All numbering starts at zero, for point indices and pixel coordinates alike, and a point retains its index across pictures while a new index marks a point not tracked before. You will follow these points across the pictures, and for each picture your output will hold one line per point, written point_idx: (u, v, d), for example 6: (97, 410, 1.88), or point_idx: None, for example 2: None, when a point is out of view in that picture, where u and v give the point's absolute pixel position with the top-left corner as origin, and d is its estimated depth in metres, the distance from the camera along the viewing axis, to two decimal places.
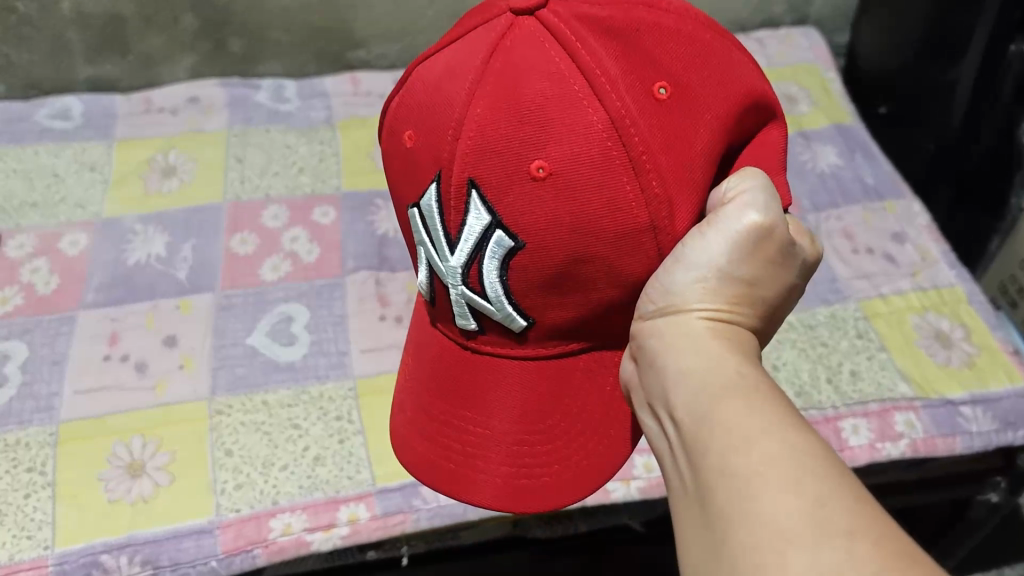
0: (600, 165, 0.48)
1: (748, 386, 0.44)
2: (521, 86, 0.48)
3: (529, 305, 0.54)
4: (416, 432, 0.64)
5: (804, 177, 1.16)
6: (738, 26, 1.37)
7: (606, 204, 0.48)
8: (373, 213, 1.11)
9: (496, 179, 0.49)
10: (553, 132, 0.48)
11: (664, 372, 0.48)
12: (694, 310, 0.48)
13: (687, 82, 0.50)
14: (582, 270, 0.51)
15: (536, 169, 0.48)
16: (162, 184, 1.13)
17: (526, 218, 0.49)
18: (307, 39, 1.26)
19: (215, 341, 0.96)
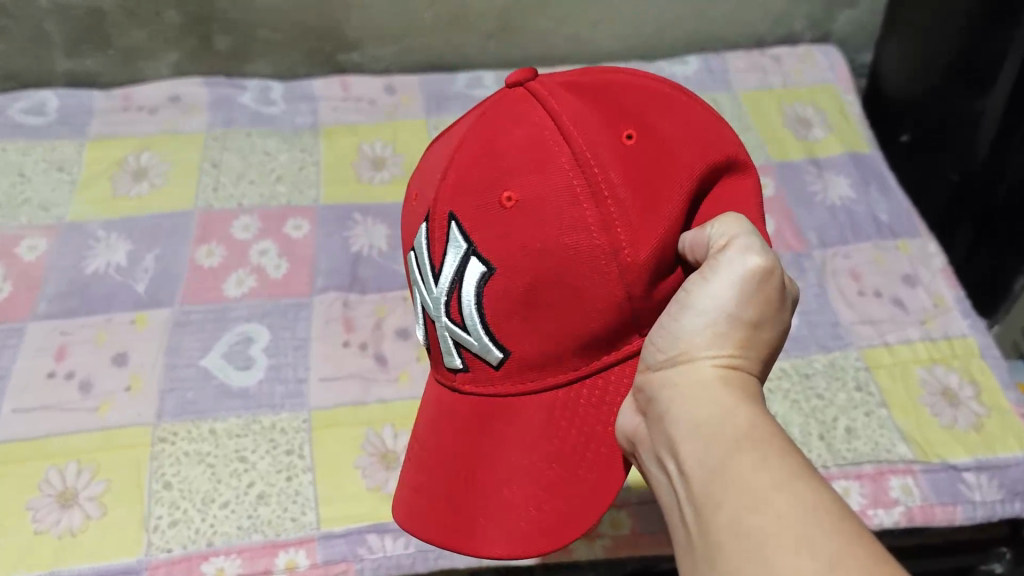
0: (566, 196, 0.47)
1: (756, 436, 0.41)
2: (500, 131, 0.50)
3: (505, 339, 0.51)
4: (408, 485, 0.59)
5: (813, 209, 1.08)
6: (756, 41, 1.29)
7: (572, 232, 0.47)
8: (350, 228, 1.05)
9: (470, 212, 0.49)
10: (524, 166, 0.48)
11: (669, 423, 0.45)
12: (699, 355, 0.46)
13: (660, 126, 0.49)
14: (554, 299, 0.48)
15: (505, 198, 0.48)
16: (133, 187, 1.07)
17: (495, 245, 0.48)
18: (298, 36, 1.18)
19: (168, 360, 0.91)
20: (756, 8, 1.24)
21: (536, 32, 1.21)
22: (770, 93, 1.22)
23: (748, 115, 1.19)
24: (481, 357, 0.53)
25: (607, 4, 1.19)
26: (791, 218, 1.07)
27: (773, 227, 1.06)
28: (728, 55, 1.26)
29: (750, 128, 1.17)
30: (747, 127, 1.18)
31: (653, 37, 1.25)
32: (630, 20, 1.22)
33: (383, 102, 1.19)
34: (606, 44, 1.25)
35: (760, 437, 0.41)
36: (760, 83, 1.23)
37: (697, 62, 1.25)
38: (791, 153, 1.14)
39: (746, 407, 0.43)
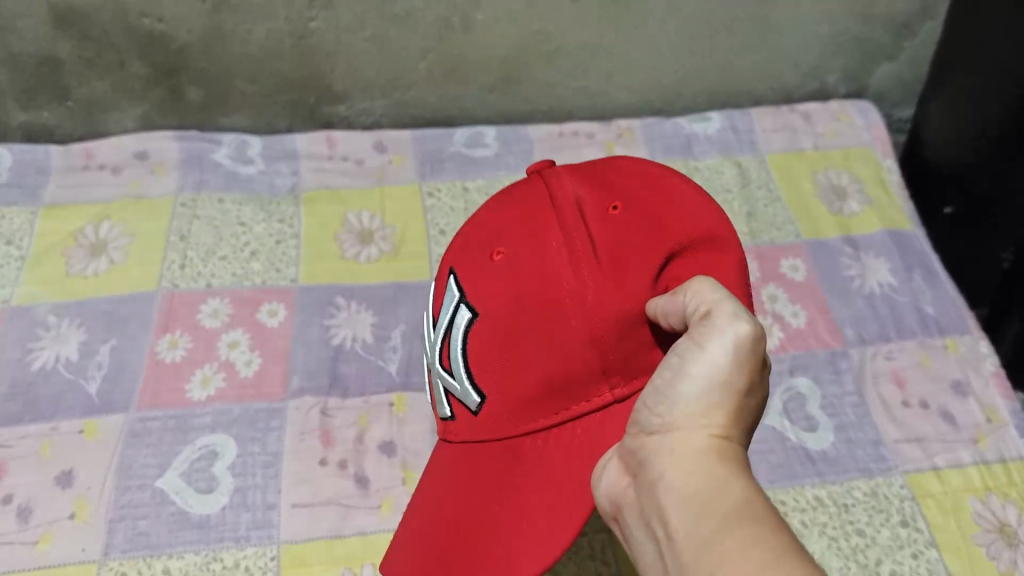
0: (547, 255, 0.50)
1: (751, 514, 0.37)
2: (507, 207, 0.55)
3: (483, 385, 0.52)
4: (402, 537, 0.58)
5: (849, 299, 0.97)
6: (784, 95, 1.17)
7: (546, 285, 0.49)
8: (330, 316, 0.93)
9: (467, 267, 0.54)
10: (517, 231, 0.52)
11: (659, 493, 0.40)
12: (692, 421, 0.41)
13: (649, 200, 0.51)
14: (528, 347, 0.50)
15: (495, 255, 0.53)
16: (90, 264, 0.96)
17: (480, 294, 0.52)
18: (278, 89, 1.06)
19: (120, 481, 0.80)
20: (786, 60, 1.12)
21: (541, 84, 1.10)
22: (801, 157, 1.10)
23: (777, 182, 1.08)
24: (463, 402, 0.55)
25: (622, 55, 1.08)
26: (825, 310, 0.96)
27: (805, 321, 0.95)
28: (753, 110, 1.14)
29: (779, 198, 1.06)
30: (777, 198, 1.06)
31: (672, 89, 1.13)
32: (647, 73, 1.11)
33: (372, 162, 1.08)
34: (619, 97, 1.13)
35: (755, 516, 0.36)
36: (790, 145, 1.11)
37: (720, 119, 1.13)
38: (826, 231, 1.03)
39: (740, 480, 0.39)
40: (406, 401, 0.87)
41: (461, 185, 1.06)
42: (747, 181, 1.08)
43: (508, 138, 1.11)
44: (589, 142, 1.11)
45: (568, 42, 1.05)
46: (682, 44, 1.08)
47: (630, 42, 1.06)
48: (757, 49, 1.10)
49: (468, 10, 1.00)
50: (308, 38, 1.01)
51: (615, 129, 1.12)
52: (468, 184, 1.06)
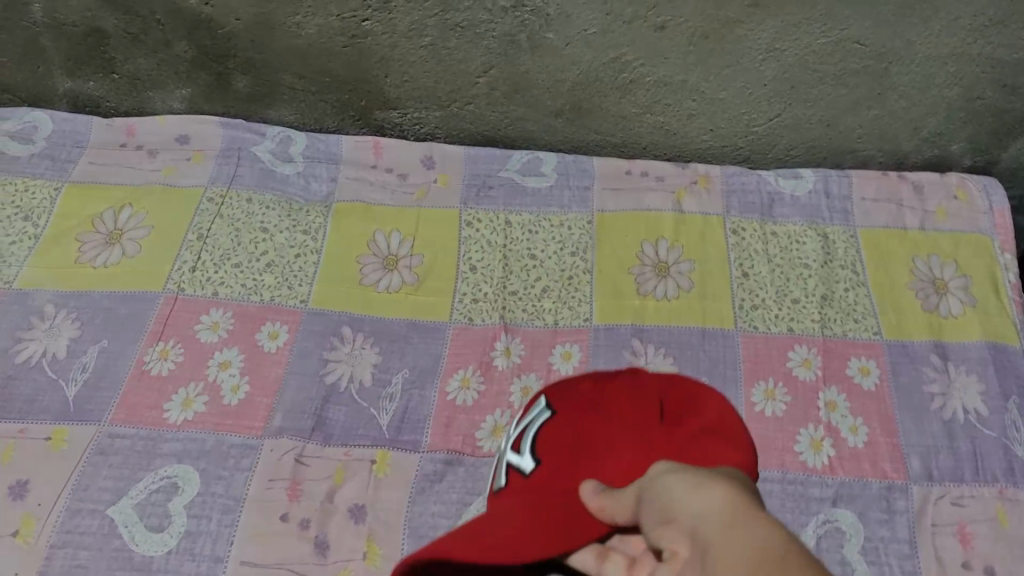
0: (612, 422, 0.53)
1: (783, 542, 0.32)
2: (599, 390, 0.57)
3: (542, 452, 0.54)
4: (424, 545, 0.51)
5: (924, 421, 0.82)
6: (897, 159, 1.01)
7: (608, 394, 0.56)
8: (333, 348, 0.86)
9: (563, 412, 0.56)
10: (598, 376, 0.60)
11: (689, 556, 0.34)
12: (702, 487, 0.37)
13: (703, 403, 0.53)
14: (572, 459, 0.51)
15: (587, 382, 0.59)
16: (103, 253, 0.91)
17: (571, 431, 0.53)
18: (328, 88, 0.99)
19: (73, 501, 0.75)
20: (903, 122, 0.97)
21: (614, 116, 0.98)
22: (901, 239, 0.95)
23: (867, 266, 0.93)
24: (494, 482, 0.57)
25: (708, 95, 0.95)
26: (891, 430, 0.82)
27: (864, 441, 0.81)
28: (856, 174, 1.00)
29: (864, 284, 0.92)
30: (861, 283, 0.92)
31: (763, 138, 1.00)
32: (736, 117, 0.98)
33: (416, 179, 0.99)
34: (702, 140, 1.01)
35: (786, 547, 0.31)
36: (891, 222, 0.96)
37: (813, 177, 0.99)
38: (911, 331, 0.88)
39: (760, 518, 0.34)
40: (389, 461, 0.79)
41: (505, 218, 0.96)
42: (831, 256, 0.94)
43: (569, 169, 1.00)
44: (657, 186, 0.99)
45: (647, 75, 0.93)
46: (780, 90, 0.94)
47: (719, 82, 0.94)
48: (869, 106, 0.95)
49: (538, 29, 0.89)
50: (360, 39, 0.92)
51: (690, 174, 1.00)
52: (513, 218, 0.96)
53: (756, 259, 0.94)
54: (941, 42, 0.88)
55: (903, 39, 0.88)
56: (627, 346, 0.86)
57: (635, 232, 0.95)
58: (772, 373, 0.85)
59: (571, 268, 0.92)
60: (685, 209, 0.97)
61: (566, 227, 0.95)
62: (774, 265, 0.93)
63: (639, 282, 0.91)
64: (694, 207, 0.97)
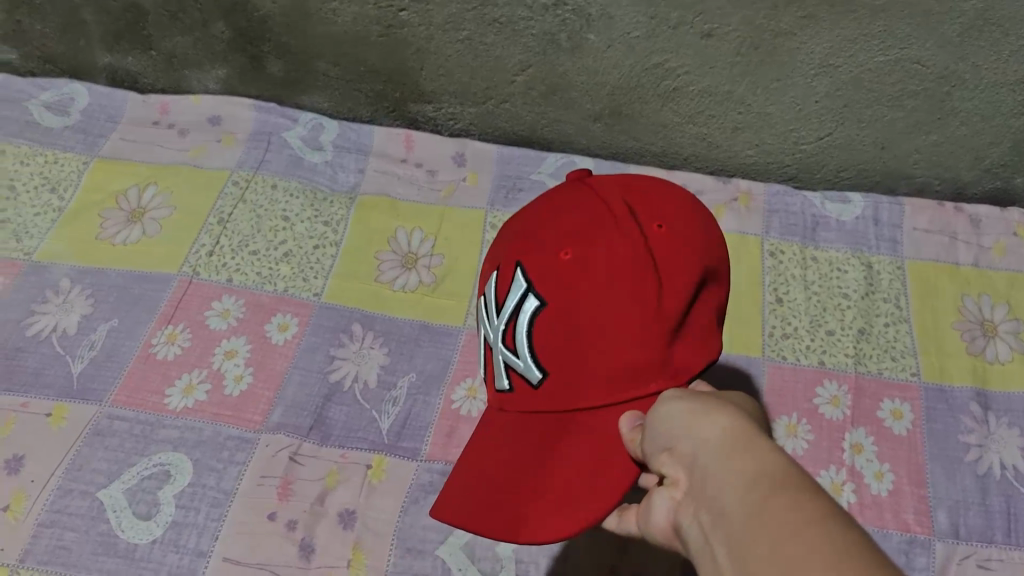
0: (605, 300, 0.46)
1: (789, 473, 0.32)
2: (558, 224, 0.49)
3: (543, 357, 0.48)
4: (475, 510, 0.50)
5: (957, 472, 0.77)
6: (955, 188, 0.95)
7: (599, 297, 0.46)
8: (341, 345, 0.84)
9: (537, 274, 0.48)
10: (567, 219, 0.49)
11: (695, 492, 0.35)
12: (702, 419, 0.37)
13: (672, 228, 0.48)
14: (577, 347, 0.46)
15: (560, 253, 0.48)
16: (123, 230, 0.91)
17: (560, 318, 0.47)
18: (362, 77, 0.96)
19: (64, 481, 0.75)
20: (964, 149, 0.90)
21: (655, 123, 0.94)
22: (950, 274, 0.89)
23: (911, 301, 0.87)
24: (497, 376, 0.52)
25: (756, 109, 0.90)
26: (919, 481, 0.76)
27: (888, 490, 0.75)
28: (909, 202, 0.94)
29: (906, 320, 0.86)
30: (902, 319, 0.86)
31: (812, 157, 0.95)
32: (784, 133, 0.92)
33: (445, 175, 0.97)
34: (746, 155, 0.96)
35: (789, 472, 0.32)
36: (941, 255, 0.91)
37: (862, 202, 0.94)
38: (953, 375, 0.82)
39: (759, 449, 0.34)
40: (385, 467, 0.76)
41: None
42: (873, 287, 0.89)
43: None
44: None
45: (691, 83, 0.89)
46: (833, 108, 0.89)
47: (769, 96, 0.89)
48: (928, 130, 0.89)
49: (579, 29, 0.85)
50: (396, 30, 0.90)
51: (731, 190, 0.96)
52: None
53: (792, 285, 0.89)
54: (1010, 68, 0.81)
55: (968, 63, 0.82)
56: None
57: None
58: (796, 407, 0.80)
59: None
60: (722, 227, 0.93)
61: None
62: (811, 293, 0.88)
63: None
64: (732, 225, 0.93)
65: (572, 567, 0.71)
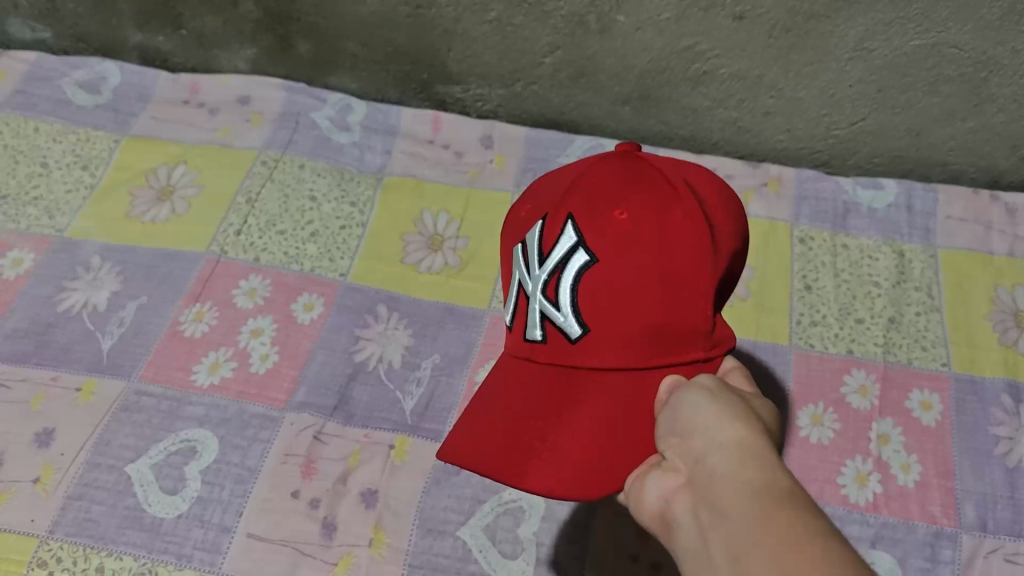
0: (660, 252, 0.46)
1: (791, 491, 0.35)
2: (611, 177, 0.49)
3: (586, 312, 0.47)
4: (493, 466, 0.49)
5: (987, 464, 0.75)
6: (991, 175, 0.93)
7: (656, 262, 0.46)
8: (366, 325, 0.84)
9: (589, 223, 0.47)
10: (623, 180, 0.48)
11: (701, 487, 0.38)
12: (720, 420, 0.40)
13: (716, 199, 0.49)
14: (628, 300, 0.46)
15: (615, 212, 0.47)
16: (152, 209, 0.92)
17: (612, 269, 0.46)
18: (390, 58, 0.96)
19: (92, 455, 0.75)
20: (1000, 137, 0.89)
21: (684, 107, 0.93)
22: (985, 265, 0.88)
23: (944, 290, 0.86)
24: (527, 326, 0.50)
25: (787, 93, 0.89)
26: (947, 472, 0.75)
27: (915, 481, 0.74)
28: (943, 190, 0.92)
29: (938, 310, 0.85)
30: (933, 308, 0.85)
31: (844, 143, 0.93)
32: (816, 118, 0.91)
33: (472, 158, 0.97)
34: (776, 140, 0.95)
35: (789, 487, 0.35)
36: (975, 245, 0.89)
37: (895, 189, 0.93)
38: (984, 366, 0.81)
39: (769, 464, 0.37)
40: (407, 448, 0.76)
41: None
42: (905, 275, 0.87)
43: None
44: None
45: (722, 67, 0.87)
46: (866, 93, 0.87)
47: (801, 81, 0.87)
48: (964, 117, 0.87)
49: (608, 10, 0.84)
50: (424, 10, 0.89)
51: (761, 175, 0.95)
52: None
53: (822, 273, 0.88)
54: None
55: (1006, 47, 0.80)
56: None
57: None
58: (823, 397, 0.79)
59: None
60: (750, 212, 0.92)
61: None
62: (840, 280, 0.87)
63: None
64: (761, 210, 0.92)
65: (593, 551, 0.71)
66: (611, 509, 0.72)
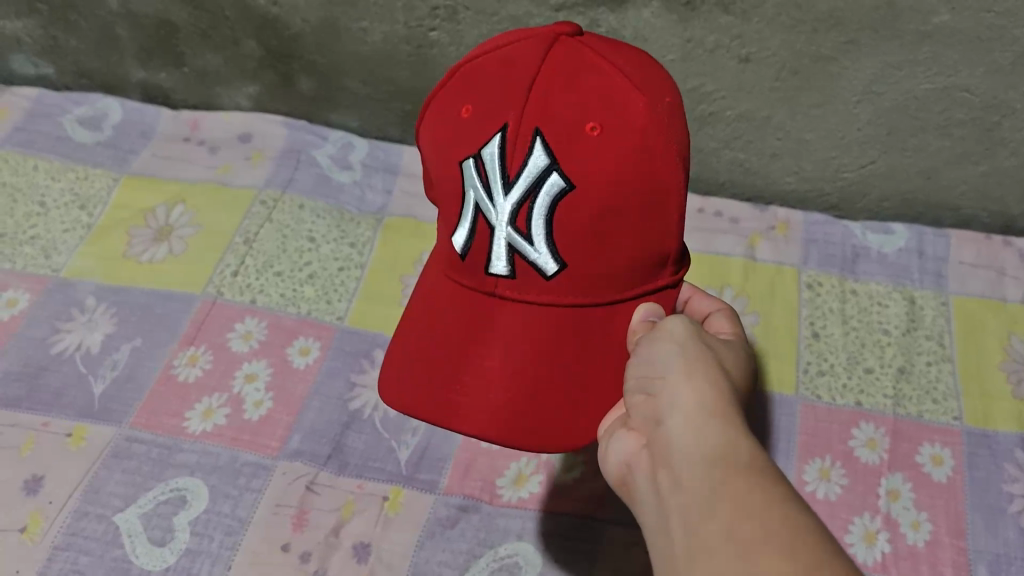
0: (636, 171, 0.47)
1: (751, 460, 0.37)
2: (570, 83, 0.47)
3: (561, 242, 0.48)
4: (446, 406, 0.51)
5: (1000, 523, 0.73)
6: (1005, 220, 0.91)
7: (632, 180, 0.47)
8: (362, 371, 0.82)
9: (563, 142, 0.46)
10: (592, 89, 0.47)
11: (661, 449, 0.40)
12: (683, 377, 0.42)
13: (671, 89, 0.49)
14: (603, 226, 0.47)
15: (589, 127, 0.46)
16: (150, 248, 0.91)
17: (588, 193, 0.47)
18: (392, 96, 0.95)
19: (80, 504, 0.74)
20: (1014, 182, 0.87)
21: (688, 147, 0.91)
22: (999, 312, 0.85)
23: (956, 338, 0.84)
24: (488, 261, 0.50)
25: (794, 135, 0.87)
26: (958, 531, 0.72)
27: (925, 540, 0.72)
28: (954, 236, 0.91)
29: (950, 359, 0.82)
30: (945, 357, 0.83)
31: (853, 186, 0.91)
32: (824, 160, 0.89)
33: None
34: (783, 182, 0.93)
35: (748, 455, 0.37)
36: (989, 292, 0.87)
37: (906, 234, 0.91)
38: (998, 420, 0.78)
39: (730, 427, 0.39)
40: (401, 500, 0.75)
41: None
42: (916, 323, 0.85)
43: None
44: (730, 228, 0.93)
45: (728, 108, 0.86)
46: (874, 136, 0.85)
47: (808, 122, 0.85)
48: (976, 161, 0.85)
49: None
50: (426, 49, 0.88)
51: (768, 219, 0.93)
52: None
53: (830, 319, 0.85)
54: None
55: (1018, 91, 0.78)
56: None
57: (699, 278, 0.89)
58: (830, 450, 0.77)
59: None
60: (758, 256, 0.90)
61: None
62: (849, 328, 0.85)
63: None
64: (768, 254, 0.91)
65: None
66: (609, 567, 0.70)
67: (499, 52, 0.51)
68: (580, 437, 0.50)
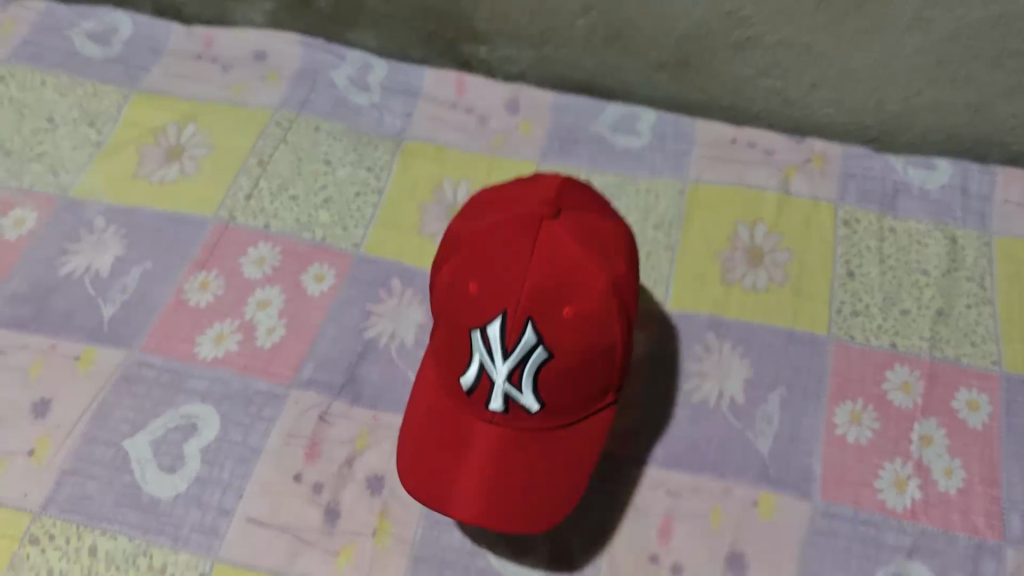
0: (598, 337, 0.54)
1: None
2: (554, 245, 0.54)
3: (545, 395, 0.55)
4: (430, 484, 0.59)
5: None
6: None
7: (596, 348, 0.55)
8: (379, 300, 0.80)
9: (549, 314, 0.53)
10: (567, 265, 0.53)
11: None
12: None
13: (623, 263, 0.56)
14: (583, 360, 0.55)
15: (564, 310, 0.53)
16: (161, 168, 0.88)
17: (568, 351, 0.54)
18: (413, 14, 0.91)
19: (89, 428, 0.72)
20: None
21: (724, 75, 0.86)
22: None
23: (998, 281, 0.80)
24: (487, 398, 0.56)
25: (837, 63, 0.82)
26: (993, 480, 0.70)
27: (957, 488, 0.69)
28: (1000, 173, 0.86)
29: (991, 302, 0.79)
30: (986, 300, 0.79)
31: (896, 120, 0.86)
32: (867, 92, 0.84)
33: (496, 124, 0.92)
34: (822, 115, 0.88)
35: None
36: None
37: (949, 170, 0.87)
38: None
39: None
40: None
41: (586, 176, 0.89)
42: (957, 263, 0.81)
43: (666, 130, 0.90)
44: (764, 160, 0.88)
45: (766, 33, 0.81)
46: (921, 66, 0.80)
47: (851, 49, 0.80)
48: None
49: None
50: None
51: (805, 151, 0.89)
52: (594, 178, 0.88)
53: (867, 258, 0.82)
54: None
55: None
56: (700, 342, 0.77)
57: (730, 212, 0.85)
58: (863, 392, 0.74)
59: (651, 242, 0.83)
60: (793, 189, 0.86)
61: (653, 194, 0.87)
62: (887, 267, 0.81)
63: (727, 266, 0.81)
64: (804, 187, 0.86)
65: (608, 549, 0.67)
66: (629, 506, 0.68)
67: (484, 217, 0.56)
68: (540, 513, 0.58)
